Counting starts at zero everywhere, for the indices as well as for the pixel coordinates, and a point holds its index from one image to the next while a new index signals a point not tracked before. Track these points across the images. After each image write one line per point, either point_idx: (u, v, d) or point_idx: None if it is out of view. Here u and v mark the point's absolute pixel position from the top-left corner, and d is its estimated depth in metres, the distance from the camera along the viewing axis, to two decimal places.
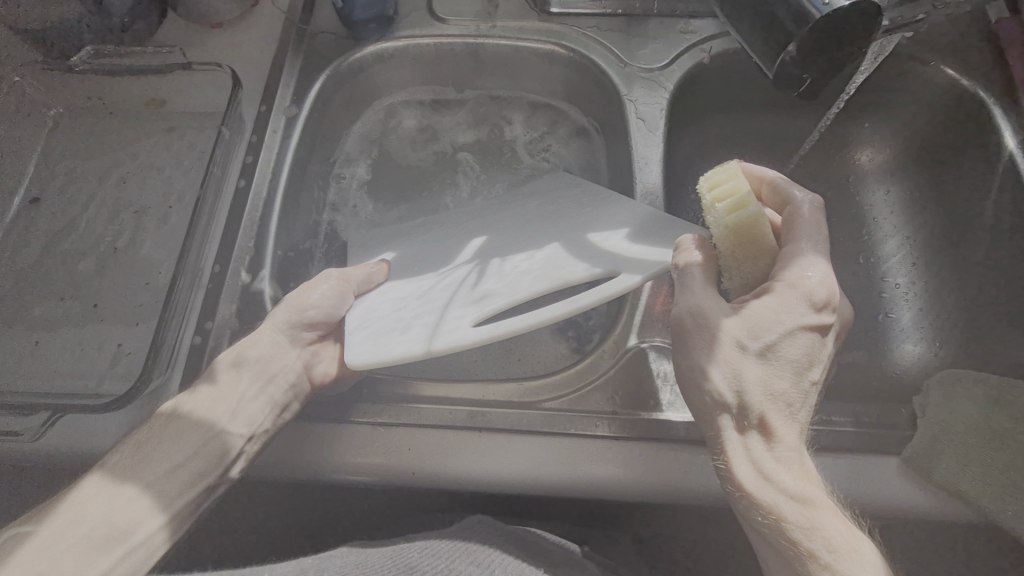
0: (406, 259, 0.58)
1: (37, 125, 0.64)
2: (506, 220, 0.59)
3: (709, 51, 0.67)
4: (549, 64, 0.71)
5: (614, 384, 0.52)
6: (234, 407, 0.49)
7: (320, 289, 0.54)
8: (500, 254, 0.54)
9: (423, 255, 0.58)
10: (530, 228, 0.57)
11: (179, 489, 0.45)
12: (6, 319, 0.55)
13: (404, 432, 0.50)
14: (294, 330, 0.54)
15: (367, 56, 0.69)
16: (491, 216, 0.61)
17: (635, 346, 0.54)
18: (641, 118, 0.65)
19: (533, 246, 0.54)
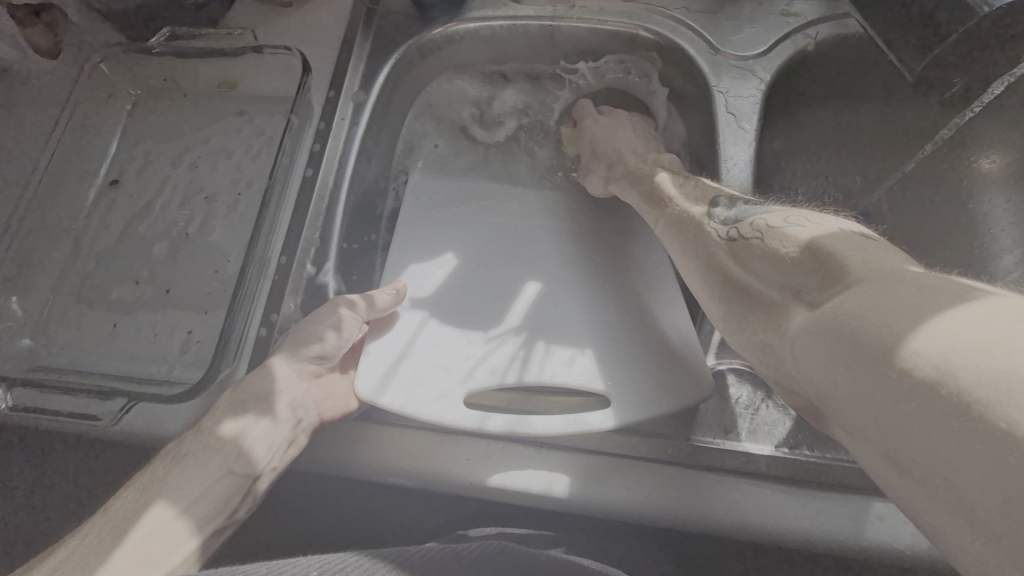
0: (448, 300, 0.56)
1: (117, 107, 0.65)
2: (554, 270, 0.58)
3: (816, 36, 0.62)
4: (631, 49, 0.65)
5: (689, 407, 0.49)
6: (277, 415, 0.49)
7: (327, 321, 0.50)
8: (553, 331, 0.54)
9: (466, 300, 0.56)
10: (576, 291, 0.56)
11: (213, 510, 0.46)
12: (87, 299, 0.57)
13: (465, 441, 0.48)
14: (309, 361, 0.50)
15: (436, 39, 0.66)
16: (539, 257, 0.59)
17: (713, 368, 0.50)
18: (731, 112, 0.59)
19: (579, 323, 0.54)
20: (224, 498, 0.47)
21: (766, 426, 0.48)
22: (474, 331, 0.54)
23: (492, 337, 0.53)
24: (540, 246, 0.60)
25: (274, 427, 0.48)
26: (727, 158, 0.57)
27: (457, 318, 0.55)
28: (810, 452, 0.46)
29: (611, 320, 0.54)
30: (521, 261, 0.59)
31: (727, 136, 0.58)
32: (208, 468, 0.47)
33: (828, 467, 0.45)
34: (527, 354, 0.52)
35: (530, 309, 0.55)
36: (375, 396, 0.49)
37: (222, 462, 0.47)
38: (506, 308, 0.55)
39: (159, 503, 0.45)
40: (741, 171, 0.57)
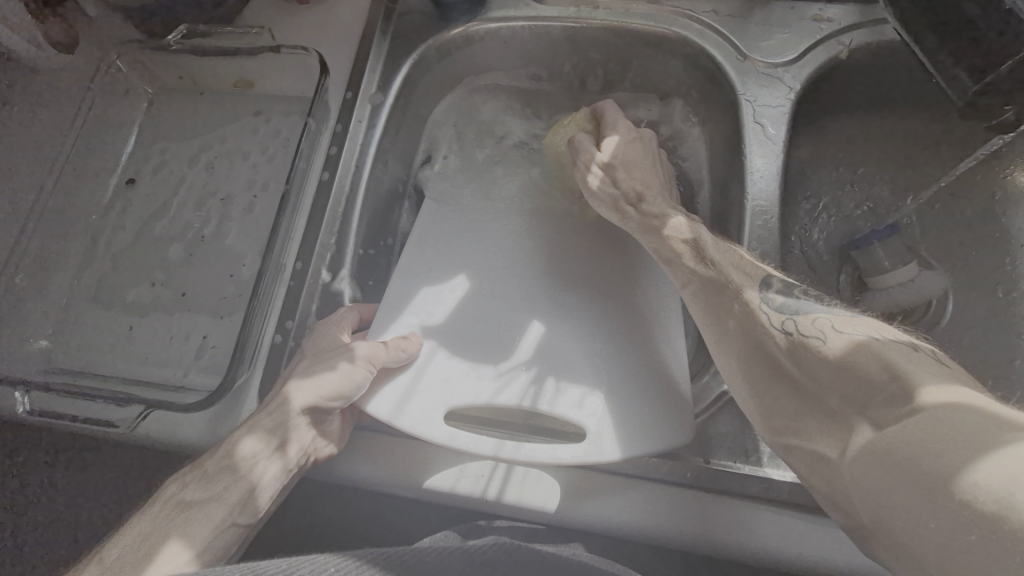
0: (454, 327, 0.53)
1: (134, 104, 0.64)
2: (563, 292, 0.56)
3: (849, 44, 0.58)
4: (656, 53, 0.63)
5: (708, 428, 0.48)
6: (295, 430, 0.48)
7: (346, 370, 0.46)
8: (564, 361, 0.51)
9: (473, 327, 0.54)
10: (584, 314, 0.55)
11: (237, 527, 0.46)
12: (103, 300, 0.57)
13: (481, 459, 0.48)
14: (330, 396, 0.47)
15: (456, 39, 0.64)
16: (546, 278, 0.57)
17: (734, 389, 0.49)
18: (759, 122, 0.57)
19: (590, 351, 0.52)
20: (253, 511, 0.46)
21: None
22: (488, 359, 0.52)
23: (505, 369, 0.51)
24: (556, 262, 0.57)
25: (297, 445, 0.46)
26: (754, 170, 0.55)
27: (472, 344, 0.53)
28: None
29: (623, 345, 0.52)
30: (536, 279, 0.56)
31: (754, 147, 0.56)
32: (235, 482, 0.45)
33: None
34: (542, 384, 0.50)
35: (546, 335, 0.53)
36: (394, 419, 0.47)
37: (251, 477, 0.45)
38: (523, 333, 0.53)
39: (190, 524, 0.43)
40: (768, 183, 0.55)
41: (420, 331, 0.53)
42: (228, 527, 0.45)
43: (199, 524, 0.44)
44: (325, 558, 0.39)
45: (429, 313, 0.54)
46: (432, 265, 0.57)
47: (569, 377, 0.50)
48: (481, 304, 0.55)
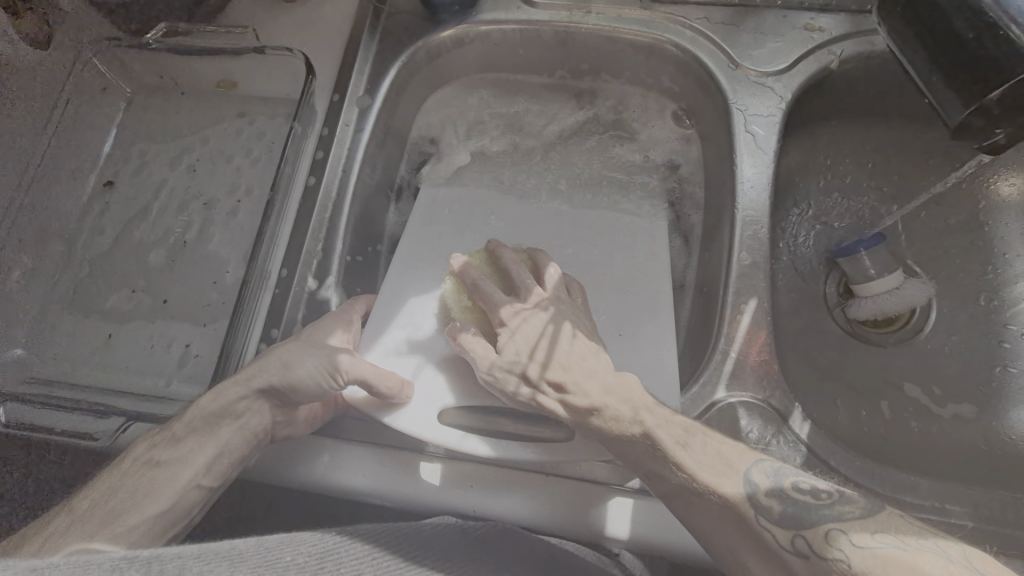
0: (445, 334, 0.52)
1: (113, 104, 0.62)
2: None
3: (840, 54, 0.58)
4: (647, 58, 0.63)
5: None
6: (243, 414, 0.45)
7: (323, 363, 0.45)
8: None
9: None
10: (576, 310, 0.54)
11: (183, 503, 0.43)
12: (81, 307, 0.56)
13: (471, 465, 0.47)
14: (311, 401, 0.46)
15: (445, 41, 0.63)
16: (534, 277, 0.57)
17: (723, 400, 0.48)
18: (749, 131, 0.57)
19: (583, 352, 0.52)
20: (216, 476, 0.45)
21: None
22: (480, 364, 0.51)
23: None
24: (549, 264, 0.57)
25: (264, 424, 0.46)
26: (745, 179, 0.55)
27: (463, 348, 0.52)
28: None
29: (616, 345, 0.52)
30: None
31: (744, 156, 0.56)
32: (202, 446, 0.44)
33: None
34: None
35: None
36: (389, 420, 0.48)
37: (218, 442, 0.44)
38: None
39: (154, 487, 0.42)
40: (759, 193, 0.55)
41: (407, 343, 0.52)
42: (193, 488, 0.43)
43: (165, 485, 0.42)
44: (328, 534, 0.38)
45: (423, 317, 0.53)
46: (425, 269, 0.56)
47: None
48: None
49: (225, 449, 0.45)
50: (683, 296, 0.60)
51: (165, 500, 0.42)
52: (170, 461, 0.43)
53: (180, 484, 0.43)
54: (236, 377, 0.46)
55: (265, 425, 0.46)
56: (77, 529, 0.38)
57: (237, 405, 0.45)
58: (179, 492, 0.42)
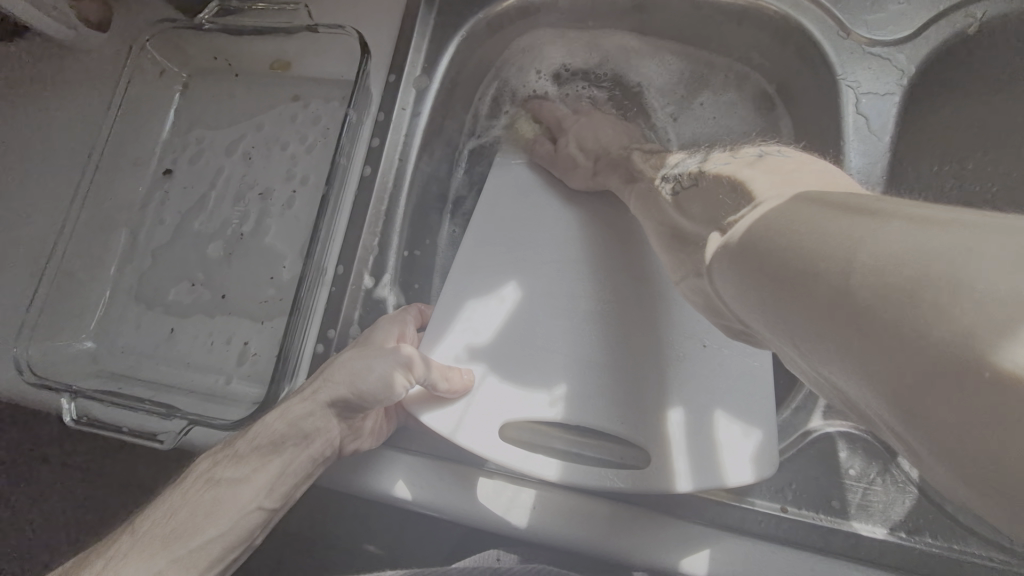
0: (510, 342, 0.49)
1: (170, 89, 0.61)
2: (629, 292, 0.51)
3: (981, 16, 0.48)
4: (739, 25, 0.55)
5: (792, 472, 0.43)
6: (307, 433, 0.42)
7: (383, 371, 0.42)
8: (631, 382, 0.47)
9: (532, 342, 0.49)
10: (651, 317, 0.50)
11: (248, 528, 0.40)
12: (145, 299, 0.56)
13: (541, 486, 0.45)
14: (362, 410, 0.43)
15: (509, 11, 0.57)
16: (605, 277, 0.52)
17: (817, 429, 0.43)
18: (862, 112, 0.49)
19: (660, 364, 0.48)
20: (280, 497, 0.42)
21: (880, 504, 0.41)
22: (545, 376, 0.48)
23: (562, 394, 0.47)
24: (623, 265, 0.52)
25: (324, 438, 0.43)
26: (853, 170, 0.48)
27: (527, 357, 0.48)
28: (933, 540, 0.40)
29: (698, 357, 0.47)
30: (601, 286, 0.51)
31: (854, 142, 0.49)
32: (265, 465, 0.41)
33: (952, 561, 0.39)
34: (600, 405, 0.47)
35: (610, 348, 0.49)
36: (449, 432, 0.45)
37: (282, 462, 0.42)
38: (585, 347, 0.49)
39: (217, 508, 0.40)
40: (872, 186, 0.48)
41: (467, 352, 0.48)
42: (255, 511, 0.41)
43: (227, 509, 0.40)
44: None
45: (483, 320, 0.49)
46: (488, 266, 0.52)
47: (634, 400, 0.46)
48: (540, 313, 0.50)
49: (287, 469, 0.42)
50: None
51: (226, 521, 0.39)
52: (233, 481, 0.41)
53: (242, 506, 0.40)
54: (300, 393, 0.43)
55: (333, 440, 0.43)
56: (138, 554, 0.37)
57: (305, 423, 0.42)
58: (240, 515, 0.40)
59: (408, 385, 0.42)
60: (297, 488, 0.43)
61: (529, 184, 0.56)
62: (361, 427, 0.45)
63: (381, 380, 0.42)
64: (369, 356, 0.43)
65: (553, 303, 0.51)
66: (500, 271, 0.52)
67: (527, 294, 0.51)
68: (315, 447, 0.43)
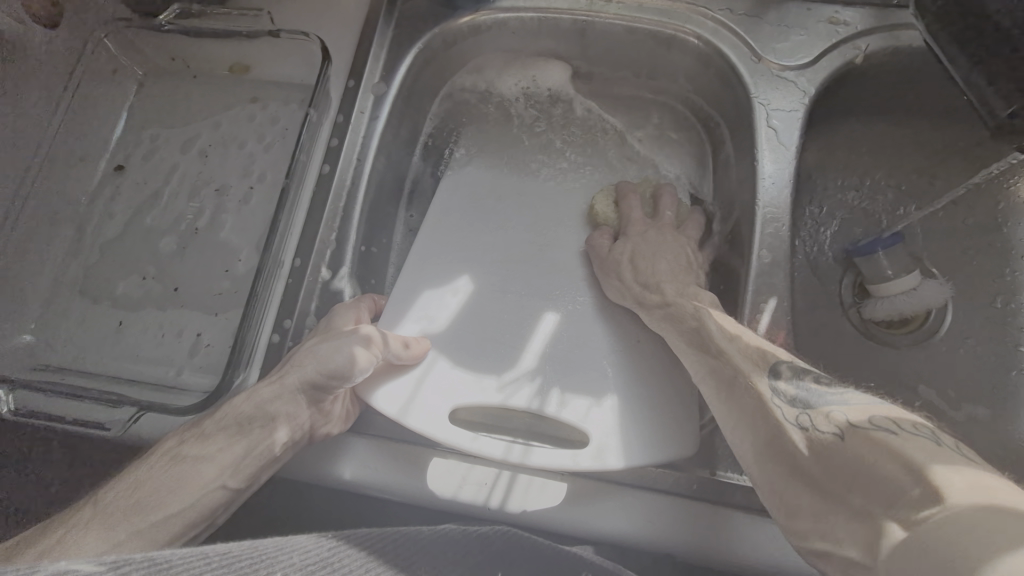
0: (463, 332, 0.52)
1: (124, 87, 0.61)
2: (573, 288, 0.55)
3: (864, 50, 0.57)
4: (668, 50, 0.62)
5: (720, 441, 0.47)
6: (276, 416, 0.43)
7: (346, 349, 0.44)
8: (574, 369, 0.51)
9: (483, 333, 0.52)
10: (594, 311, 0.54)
11: (211, 506, 0.41)
12: (91, 293, 0.55)
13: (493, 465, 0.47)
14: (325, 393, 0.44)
15: (462, 28, 0.62)
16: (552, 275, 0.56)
17: None
18: (772, 127, 0.56)
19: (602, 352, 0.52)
20: (244, 479, 0.43)
21: None
22: (493, 364, 0.51)
23: (509, 379, 0.50)
24: (566, 265, 0.56)
25: (293, 422, 0.44)
26: (766, 175, 0.54)
27: (479, 346, 0.51)
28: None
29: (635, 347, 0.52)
30: (545, 283, 0.55)
31: (766, 152, 0.55)
32: (231, 445, 0.42)
33: None
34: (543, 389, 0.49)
35: (553, 338, 0.52)
36: (401, 417, 0.47)
37: (248, 442, 0.43)
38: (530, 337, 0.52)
39: (180, 484, 0.40)
40: (781, 189, 0.54)
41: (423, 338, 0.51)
42: (218, 489, 0.41)
43: (189, 486, 0.40)
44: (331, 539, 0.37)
45: (436, 313, 0.53)
46: (441, 266, 0.56)
47: (576, 384, 0.50)
48: (489, 307, 0.53)
49: (252, 451, 0.43)
50: None
51: (188, 498, 0.40)
52: (198, 457, 0.41)
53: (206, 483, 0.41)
54: (269, 377, 0.45)
55: (303, 425, 0.44)
56: (95, 527, 0.38)
57: (270, 406, 0.43)
58: (203, 492, 0.41)
59: (374, 359, 0.45)
60: (263, 472, 0.43)
61: (482, 192, 0.61)
62: (331, 413, 0.46)
63: (346, 358, 0.44)
64: (341, 336, 0.45)
65: (501, 297, 0.54)
66: (452, 269, 0.55)
67: (476, 289, 0.54)
68: (283, 431, 0.43)
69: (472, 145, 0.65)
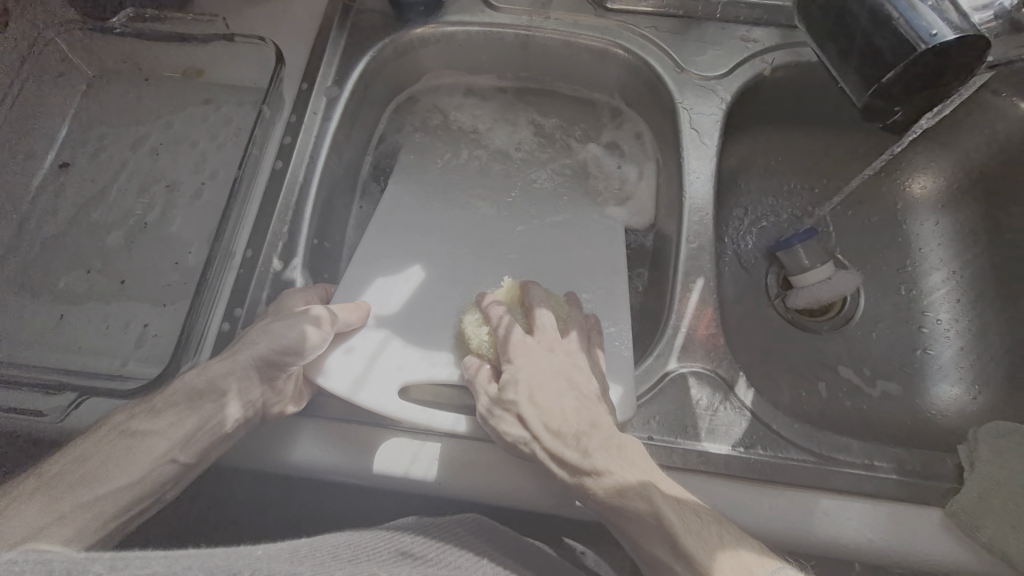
0: (413, 313, 0.54)
1: (72, 87, 0.62)
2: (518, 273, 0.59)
3: (771, 63, 0.64)
4: (602, 63, 0.68)
5: (657, 409, 0.50)
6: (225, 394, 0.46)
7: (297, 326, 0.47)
8: None
9: (432, 315, 0.54)
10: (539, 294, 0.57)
11: (156, 481, 0.43)
12: (31, 287, 0.54)
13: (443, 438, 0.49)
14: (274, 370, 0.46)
15: (412, 39, 0.66)
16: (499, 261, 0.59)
17: (675, 371, 0.51)
18: (695, 128, 0.62)
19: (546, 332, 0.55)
20: (194, 454, 0.45)
21: (724, 427, 0.49)
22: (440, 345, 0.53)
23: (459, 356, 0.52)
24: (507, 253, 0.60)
25: (241, 398, 0.45)
26: (691, 171, 0.60)
27: (429, 327, 0.54)
28: (764, 451, 0.48)
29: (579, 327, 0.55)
30: (492, 271, 0.58)
31: (690, 151, 0.61)
32: (181, 420, 0.45)
33: (782, 467, 0.47)
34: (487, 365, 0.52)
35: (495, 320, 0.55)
36: (352, 395, 0.48)
37: (198, 418, 0.45)
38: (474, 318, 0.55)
39: (129, 458, 0.42)
40: (703, 183, 0.59)
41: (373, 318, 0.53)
42: (167, 464, 0.44)
43: (139, 457, 0.43)
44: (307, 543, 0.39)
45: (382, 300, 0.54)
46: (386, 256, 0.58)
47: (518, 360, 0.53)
48: (436, 293, 0.56)
49: (203, 425, 0.45)
50: (637, 282, 0.64)
51: (137, 471, 0.42)
52: (149, 432, 0.44)
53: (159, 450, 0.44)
54: (220, 356, 0.47)
55: (253, 401, 0.46)
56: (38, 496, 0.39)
57: (221, 381, 0.46)
58: (152, 465, 0.43)
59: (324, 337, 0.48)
60: (214, 446, 0.46)
61: (425, 190, 0.64)
62: (281, 392, 0.47)
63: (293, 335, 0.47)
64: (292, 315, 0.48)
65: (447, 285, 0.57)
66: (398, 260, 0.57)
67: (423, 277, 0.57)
68: (232, 408, 0.46)
69: (423, 149, 0.68)
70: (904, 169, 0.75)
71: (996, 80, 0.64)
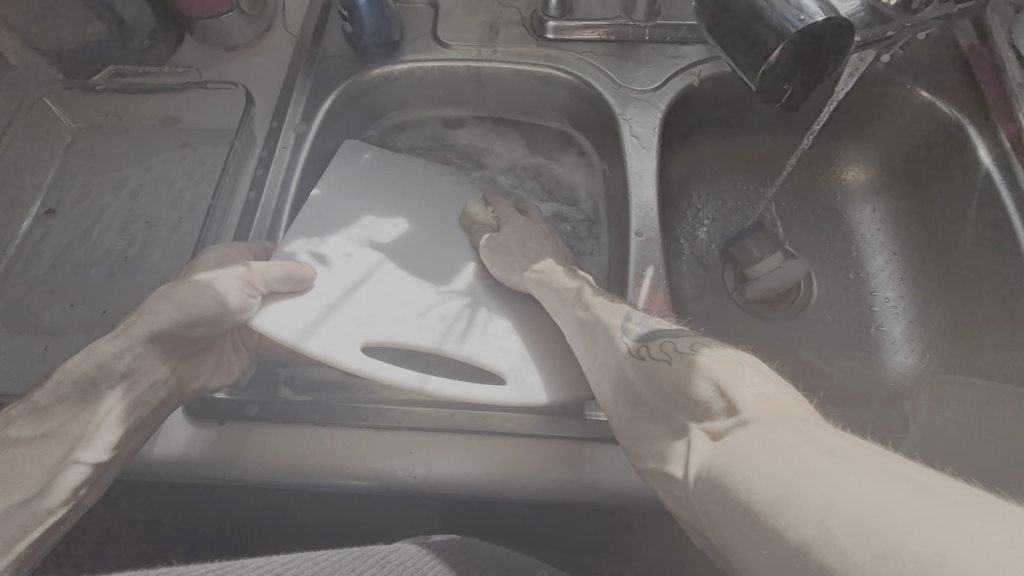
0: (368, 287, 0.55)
1: (56, 140, 0.66)
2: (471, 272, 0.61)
3: (698, 75, 0.71)
4: (548, 86, 0.74)
5: None
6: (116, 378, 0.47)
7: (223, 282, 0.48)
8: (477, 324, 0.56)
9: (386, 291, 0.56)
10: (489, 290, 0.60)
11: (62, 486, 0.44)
12: (15, 324, 0.57)
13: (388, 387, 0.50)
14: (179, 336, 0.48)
15: (373, 78, 0.72)
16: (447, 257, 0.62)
17: None
18: (635, 136, 0.67)
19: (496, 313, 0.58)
20: (103, 450, 0.45)
21: None
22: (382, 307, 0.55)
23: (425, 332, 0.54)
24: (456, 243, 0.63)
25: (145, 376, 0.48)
26: (634, 174, 0.65)
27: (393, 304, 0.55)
28: None
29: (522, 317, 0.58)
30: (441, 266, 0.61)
31: (632, 156, 0.66)
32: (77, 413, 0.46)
33: None
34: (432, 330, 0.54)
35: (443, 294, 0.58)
36: (297, 341, 0.49)
37: (99, 408, 0.46)
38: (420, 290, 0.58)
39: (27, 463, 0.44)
40: (646, 183, 0.64)
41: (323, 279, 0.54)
42: (70, 463, 0.44)
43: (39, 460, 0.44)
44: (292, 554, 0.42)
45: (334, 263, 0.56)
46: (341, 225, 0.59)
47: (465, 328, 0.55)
48: (387, 265, 0.58)
49: (108, 413, 0.46)
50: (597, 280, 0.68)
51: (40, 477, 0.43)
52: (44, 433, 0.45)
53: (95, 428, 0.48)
54: (112, 336, 0.48)
55: (161, 377, 0.49)
56: None
57: (116, 360, 0.47)
58: (55, 466, 0.44)
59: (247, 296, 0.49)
60: (125, 437, 0.47)
61: (385, 175, 0.66)
62: (193, 365, 0.51)
63: (216, 298, 0.48)
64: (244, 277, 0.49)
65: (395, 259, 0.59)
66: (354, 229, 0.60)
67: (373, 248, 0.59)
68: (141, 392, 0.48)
69: None
70: (837, 161, 0.80)
71: (900, 74, 0.71)
